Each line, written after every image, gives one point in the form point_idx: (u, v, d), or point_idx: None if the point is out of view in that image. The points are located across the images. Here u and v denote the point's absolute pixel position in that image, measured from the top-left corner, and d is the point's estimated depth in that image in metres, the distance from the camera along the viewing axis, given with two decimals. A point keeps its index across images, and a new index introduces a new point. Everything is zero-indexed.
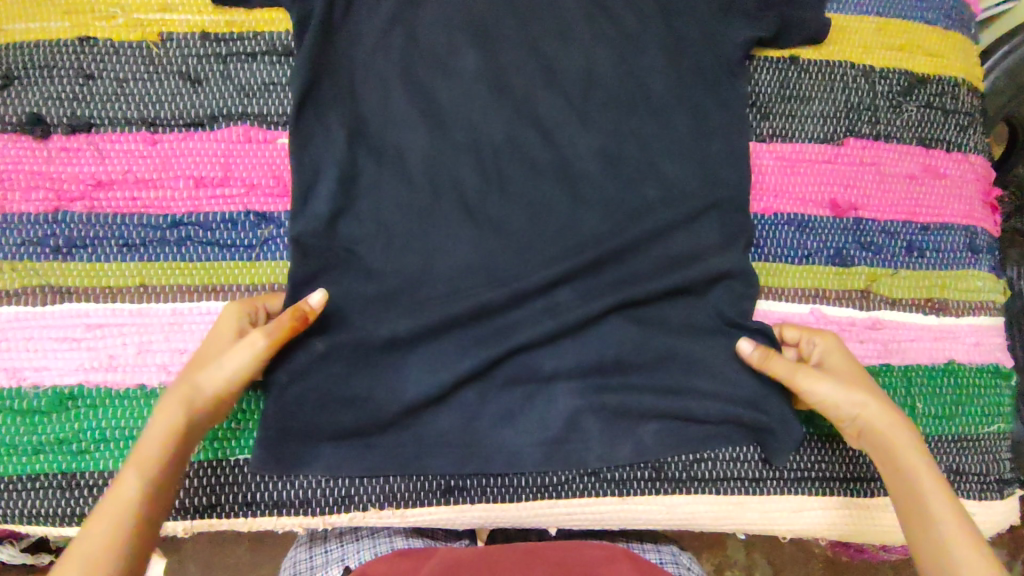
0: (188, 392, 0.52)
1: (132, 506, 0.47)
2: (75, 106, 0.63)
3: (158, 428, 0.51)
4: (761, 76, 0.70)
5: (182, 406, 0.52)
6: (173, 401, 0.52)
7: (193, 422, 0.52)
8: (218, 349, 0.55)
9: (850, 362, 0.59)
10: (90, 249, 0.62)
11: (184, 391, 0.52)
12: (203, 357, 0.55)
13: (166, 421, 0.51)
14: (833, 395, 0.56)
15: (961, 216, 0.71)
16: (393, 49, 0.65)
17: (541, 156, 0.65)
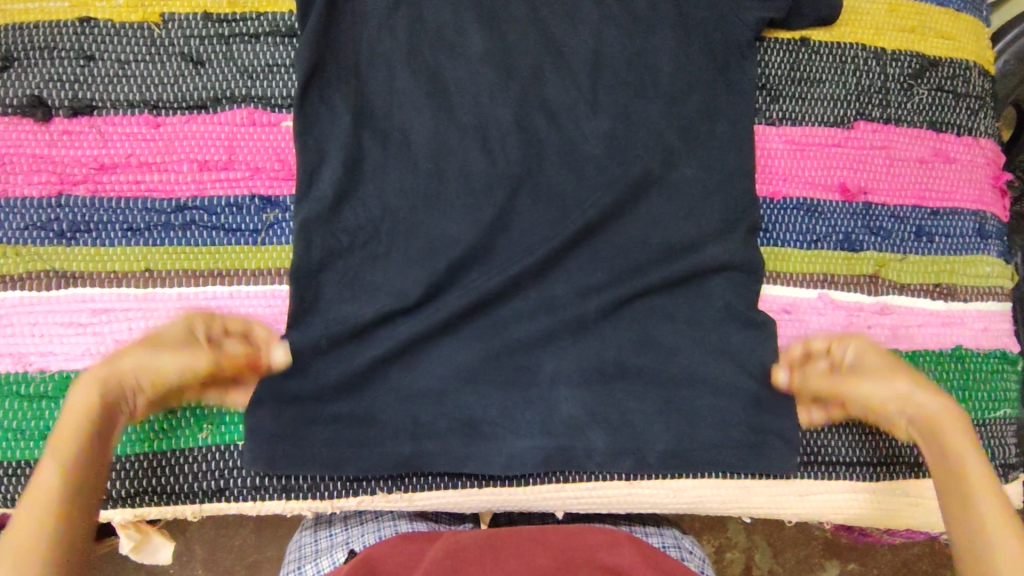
0: (103, 381, 0.52)
1: (45, 497, 0.47)
2: (76, 88, 0.62)
3: (68, 420, 0.51)
4: (772, 58, 0.69)
5: (94, 392, 0.52)
6: (87, 391, 0.52)
7: (114, 405, 0.52)
8: (139, 340, 0.55)
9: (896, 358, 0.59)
10: (95, 233, 0.61)
11: (100, 378, 0.52)
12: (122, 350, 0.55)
13: (81, 406, 0.51)
14: (873, 394, 0.57)
15: (971, 201, 0.71)
16: (398, 30, 0.64)
17: (548, 139, 0.64)
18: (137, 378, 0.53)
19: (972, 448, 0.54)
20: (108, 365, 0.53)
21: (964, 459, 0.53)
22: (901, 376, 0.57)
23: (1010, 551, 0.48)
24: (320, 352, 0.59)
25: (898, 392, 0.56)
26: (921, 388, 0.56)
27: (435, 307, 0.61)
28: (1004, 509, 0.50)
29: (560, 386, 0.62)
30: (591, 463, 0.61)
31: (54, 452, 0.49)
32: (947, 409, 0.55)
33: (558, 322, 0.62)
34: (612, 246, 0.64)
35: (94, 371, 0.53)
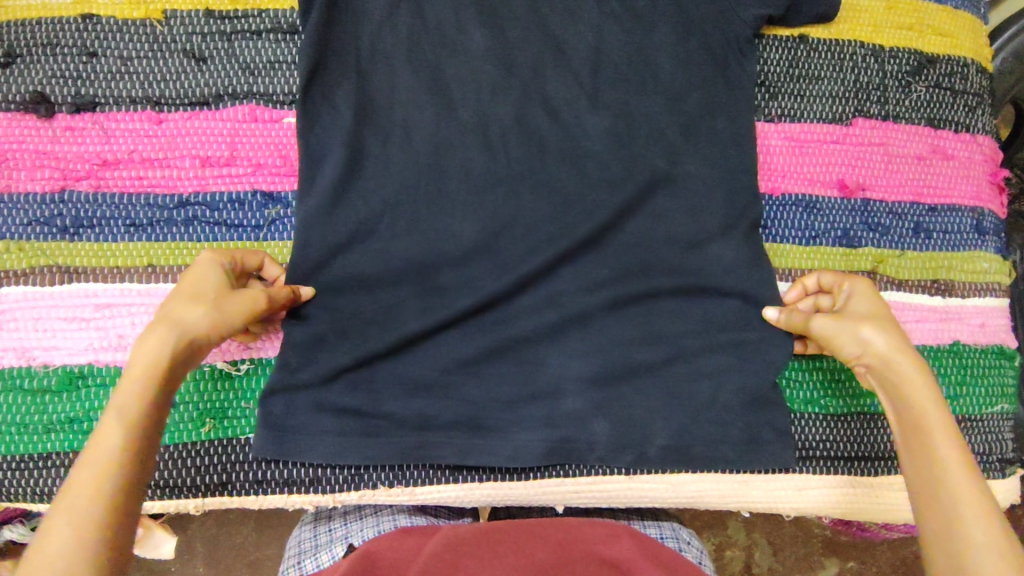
0: (167, 329, 0.49)
1: (114, 461, 0.43)
2: (79, 85, 0.62)
3: (136, 371, 0.46)
4: (771, 55, 0.70)
5: (164, 344, 0.48)
6: (152, 342, 0.48)
7: (179, 359, 0.49)
8: (194, 284, 0.51)
9: (877, 303, 0.57)
10: (98, 228, 0.62)
11: (168, 327, 0.49)
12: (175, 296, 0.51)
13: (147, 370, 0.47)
14: (836, 335, 0.56)
15: (969, 198, 0.71)
16: (400, 27, 0.64)
17: (548, 136, 0.64)
18: (203, 330, 0.50)
19: (937, 400, 0.51)
20: (172, 312, 0.49)
21: (923, 410, 0.50)
22: (866, 320, 0.55)
23: (970, 505, 0.45)
24: (322, 346, 0.60)
25: (863, 338, 0.54)
26: (885, 335, 0.54)
27: (437, 302, 0.61)
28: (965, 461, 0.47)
29: (560, 380, 0.62)
30: (592, 457, 0.61)
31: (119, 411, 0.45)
32: (910, 358, 0.53)
33: (559, 317, 0.62)
34: (613, 242, 0.64)
35: (159, 321, 0.49)
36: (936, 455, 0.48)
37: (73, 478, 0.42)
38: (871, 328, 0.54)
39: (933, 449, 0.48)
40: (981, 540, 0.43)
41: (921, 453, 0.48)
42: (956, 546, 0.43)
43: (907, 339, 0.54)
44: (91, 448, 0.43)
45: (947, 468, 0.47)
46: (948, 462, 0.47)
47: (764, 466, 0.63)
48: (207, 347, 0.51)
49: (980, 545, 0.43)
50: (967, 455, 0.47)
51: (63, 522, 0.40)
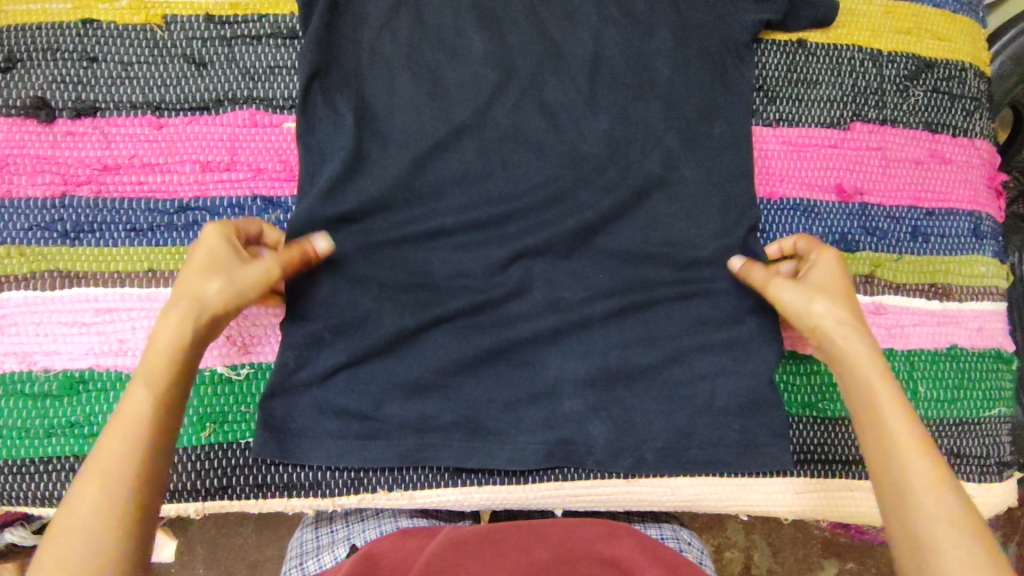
0: (190, 305, 0.49)
1: (141, 432, 0.44)
2: (80, 90, 0.63)
3: (162, 345, 0.48)
4: (769, 59, 0.70)
5: (183, 317, 0.49)
6: (174, 317, 0.49)
7: (201, 330, 0.50)
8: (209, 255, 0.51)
9: (835, 274, 0.57)
10: (98, 233, 0.62)
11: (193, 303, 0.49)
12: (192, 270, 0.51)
13: (173, 338, 0.48)
14: (793, 301, 0.56)
15: (967, 201, 0.71)
16: (400, 32, 0.65)
17: (547, 140, 0.65)
18: (219, 304, 0.50)
19: (886, 374, 0.51)
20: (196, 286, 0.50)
21: (872, 385, 0.50)
22: (823, 293, 0.55)
23: (921, 481, 0.45)
24: (322, 348, 0.60)
25: (817, 312, 0.54)
26: (835, 307, 0.54)
27: (438, 306, 0.62)
28: (918, 436, 0.47)
29: (559, 384, 0.62)
30: (590, 460, 0.61)
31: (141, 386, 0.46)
32: (858, 332, 0.53)
33: (559, 321, 0.62)
34: (612, 247, 0.64)
35: (183, 294, 0.50)
36: (886, 428, 0.48)
37: (102, 446, 0.43)
38: (824, 300, 0.54)
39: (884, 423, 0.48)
40: (932, 517, 0.43)
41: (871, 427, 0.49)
42: (912, 521, 0.44)
43: (857, 311, 0.55)
44: (118, 416, 0.44)
45: (897, 441, 0.47)
46: (900, 436, 0.47)
47: (763, 470, 0.63)
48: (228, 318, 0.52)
49: (932, 522, 0.43)
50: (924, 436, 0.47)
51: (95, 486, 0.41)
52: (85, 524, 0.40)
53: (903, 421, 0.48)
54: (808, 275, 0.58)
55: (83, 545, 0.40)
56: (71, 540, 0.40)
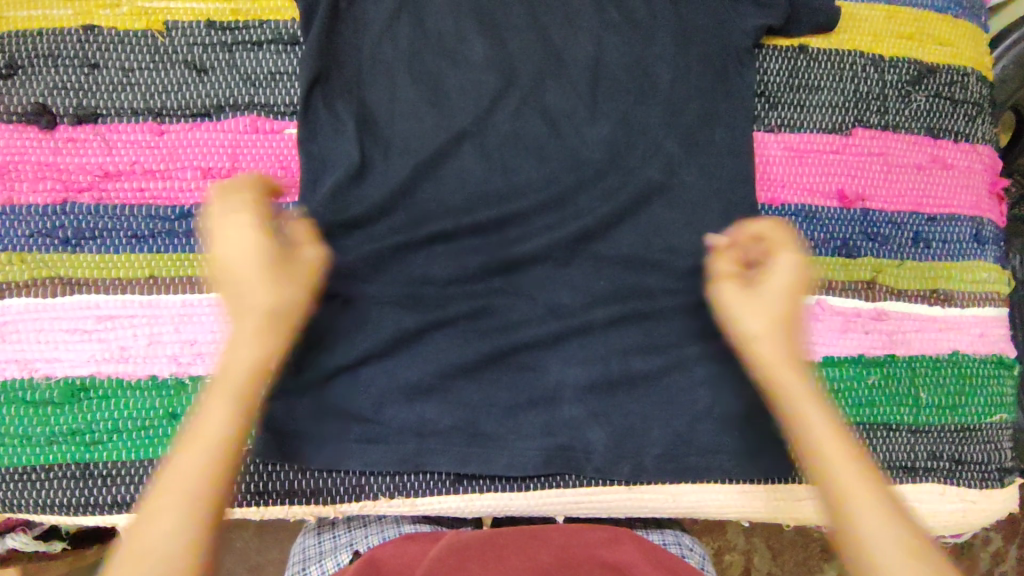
0: (264, 313, 0.51)
1: (216, 456, 0.46)
2: (80, 97, 0.63)
3: (244, 365, 0.50)
4: (770, 64, 0.70)
5: (265, 338, 0.51)
6: (253, 334, 0.51)
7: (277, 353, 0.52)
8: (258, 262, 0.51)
9: (784, 279, 0.53)
10: (100, 240, 0.62)
11: (268, 322, 0.51)
12: (243, 280, 0.51)
13: (252, 363, 0.50)
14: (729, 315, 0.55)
15: (968, 207, 0.71)
16: (401, 38, 0.65)
17: (548, 146, 0.65)
18: (296, 300, 0.53)
19: (819, 399, 0.50)
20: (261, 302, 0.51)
21: (805, 410, 0.49)
22: (747, 313, 0.53)
23: (872, 513, 0.45)
24: (322, 354, 0.60)
25: (750, 329, 0.53)
26: (761, 317, 0.52)
27: (438, 312, 0.62)
28: (860, 460, 0.47)
29: (560, 390, 0.62)
30: (590, 467, 0.62)
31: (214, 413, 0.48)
32: (785, 343, 0.52)
33: (559, 326, 0.62)
34: (613, 252, 0.64)
35: (253, 304, 0.51)
36: (824, 458, 0.47)
37: (175, 464, 0.45)
38: (750, 318, 0.53)
39: (825, 454, 0.47)
40: (875, 544, 0.44)
41: (813, 459, 0.48)
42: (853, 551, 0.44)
43: (795, 317, 0.53)
44: (198, 435, 0.47)
45: (841, 472, 0.46)
46: (835, 461, 0.47)
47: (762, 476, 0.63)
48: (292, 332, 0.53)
49: (876, 551, 0.43)
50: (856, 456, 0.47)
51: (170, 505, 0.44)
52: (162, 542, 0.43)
53: (836, 445, 0.48)
54: (752, 278, 0.55)
55: (154, 562, 0.42)
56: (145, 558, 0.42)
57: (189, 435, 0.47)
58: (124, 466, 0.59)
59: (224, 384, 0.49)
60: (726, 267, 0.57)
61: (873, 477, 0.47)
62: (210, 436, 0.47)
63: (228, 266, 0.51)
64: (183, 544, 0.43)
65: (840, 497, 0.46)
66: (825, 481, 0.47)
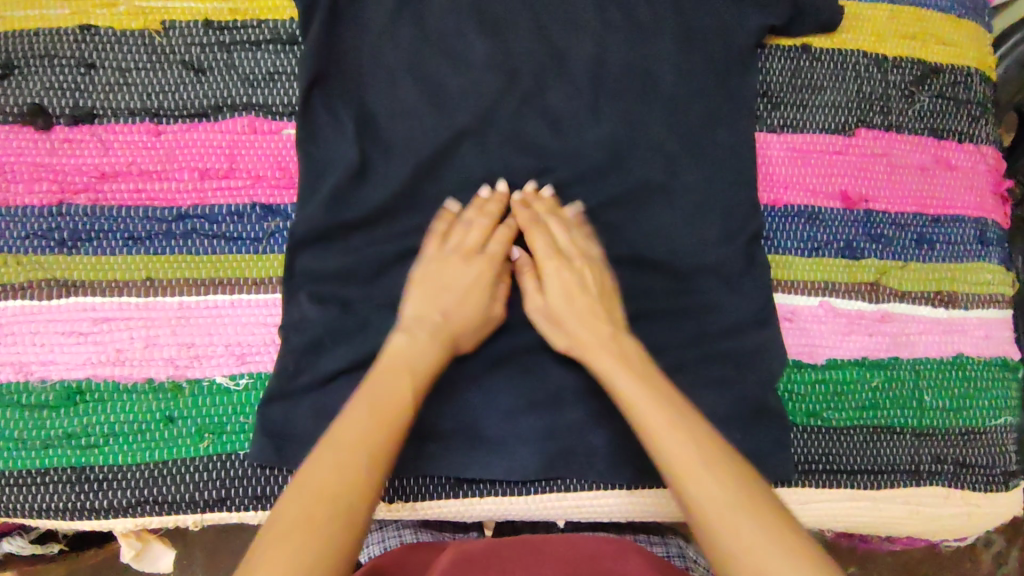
0: (435, 327, 0.56)
1: (383, 441, 0.48)
2: (77, 97, 0.62)
3: (406, 360, 0.54)
4: (773, 65, 0.69)
5: (440, 344, 0.56)
6: (422, 341, 0.55)
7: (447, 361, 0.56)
8: (481, 277, 0.60)
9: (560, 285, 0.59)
10: (96, 242, 0.61)
11: (431, 329, 0.56)
12: (457, 293, 0.58)
13: (424, 361, 0.54)
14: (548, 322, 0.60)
15: (972, 208, 0.71)
16: (400, 37, 0.64)
17: (549, 147, 0.64)
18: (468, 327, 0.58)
19: (663, 400, 0.50)
20: (446, 310, 0.57)
21: (636, 408, 0.51)
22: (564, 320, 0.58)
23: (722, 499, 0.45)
24: (320, 356, 0.59)
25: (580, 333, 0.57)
26: (566, 341, 0.58)
27: None
28: (702, 453, 0.47)
29: (562, 394, 0.61)
30: (591, 471, 0.61)
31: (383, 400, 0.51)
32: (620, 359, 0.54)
33: None
34: (615, 254, 0.63)
35: (456, 316, 0.57)
36: (663, 454, 0.48)
37: (333, 442, 0.48)
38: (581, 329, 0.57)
39: (666, 450, 0.48)
40: (731, 533, 0.44)
41: (667, 470, 0.48)
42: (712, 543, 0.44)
43: (591, 316, 0.57)
44: (379, 419, 0.49)
45: (685, 465, 0.47)
46: (677, 456, 0.47)
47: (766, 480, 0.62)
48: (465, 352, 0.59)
49: (732, 541, 0.43)
50: (687, 452, 0.47)
51: (334, 479, 0.46)
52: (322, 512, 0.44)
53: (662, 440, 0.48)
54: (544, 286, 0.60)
55: (319, 532, 0.43)
56: (310, 526, 0.44)
57: (360, 408, 0.50)
58: (120, 470, 0.59)
59: (402, 373, 0.53)
60: (529, 282, 0.61)
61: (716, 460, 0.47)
62: (382, 416, 0.50)
63: (428, 283, 0.59)
64: (343, 520, 0.45)
65: (687, 491, 0.46)
66: (673, 477, 0.47)
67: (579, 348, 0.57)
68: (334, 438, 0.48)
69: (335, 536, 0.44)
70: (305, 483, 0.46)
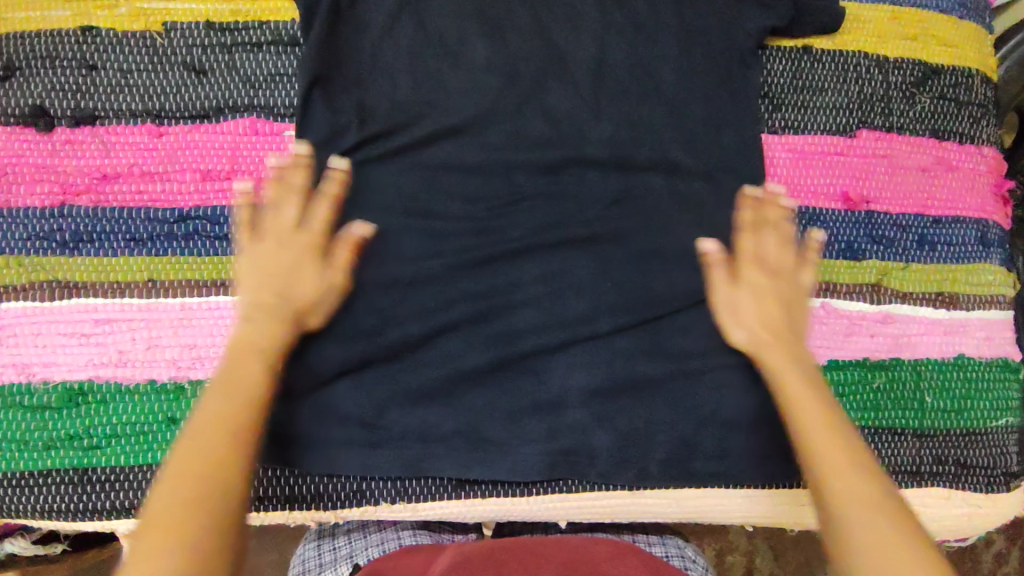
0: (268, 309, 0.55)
1: (225, 435, 0.48)
2: (78, 98, 0.62)
3: (239, 346, 0.53)
4: (774, 66, 0.69)
5: (265, 323, 0.54)
6: (261, 327, 0.54)
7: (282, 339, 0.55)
8: (309, 252, 0.57)
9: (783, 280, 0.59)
10: (98, 243, 0.61)
11: (272, 311, 0.55)
12: (291, 273, 0.56)
13: (255, 342, 0.54)
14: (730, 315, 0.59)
15: (973, 209, 0.71)
16: (402, 39, 0.64)
17: (551, 148, 0.64)
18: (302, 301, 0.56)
19: (823, 400, 0.52)
20: (285, 291, 0.55)
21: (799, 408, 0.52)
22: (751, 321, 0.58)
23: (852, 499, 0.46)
24: (322, 357, 0.59)
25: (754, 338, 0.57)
26: (748, 330, 0.58)
27: (440, 316, 0.61)
28: (853, 460, 0.48)
29: (563, 395, 0.61)
30: (593, 472, 0.61)
31: (237, 384, 0.51)
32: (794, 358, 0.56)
33: (563, 330, 0.62)
34: (617, 255, 0.63)
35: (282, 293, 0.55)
36: (812, 448, 0.49)
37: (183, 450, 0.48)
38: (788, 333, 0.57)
39: (814, 440, 0.50)
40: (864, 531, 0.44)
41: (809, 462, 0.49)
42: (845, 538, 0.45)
43: (796, 330, 0.58)
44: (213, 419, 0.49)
45: (832, 463, 0.48)
46: (832, 454, 0.49)
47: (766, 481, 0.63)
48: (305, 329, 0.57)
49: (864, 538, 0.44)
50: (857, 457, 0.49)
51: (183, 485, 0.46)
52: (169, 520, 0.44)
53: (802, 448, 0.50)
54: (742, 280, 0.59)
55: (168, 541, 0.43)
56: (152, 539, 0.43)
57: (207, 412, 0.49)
58: (122, 472, 0.59)
59: (249, 358, 0.53)
60: (720, 275, 0.60)
61: (858, 467, 0.48)
62: (234, 397, 0.50)
63: (264, 264, 0.56)
64: (195, 520, 0.44)
65: (822, 477, 0.48)
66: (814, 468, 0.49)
67: (755, 347, 0.57)
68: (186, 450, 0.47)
69: (191, 539, 0.43)
70: (163, 489, 0.46)
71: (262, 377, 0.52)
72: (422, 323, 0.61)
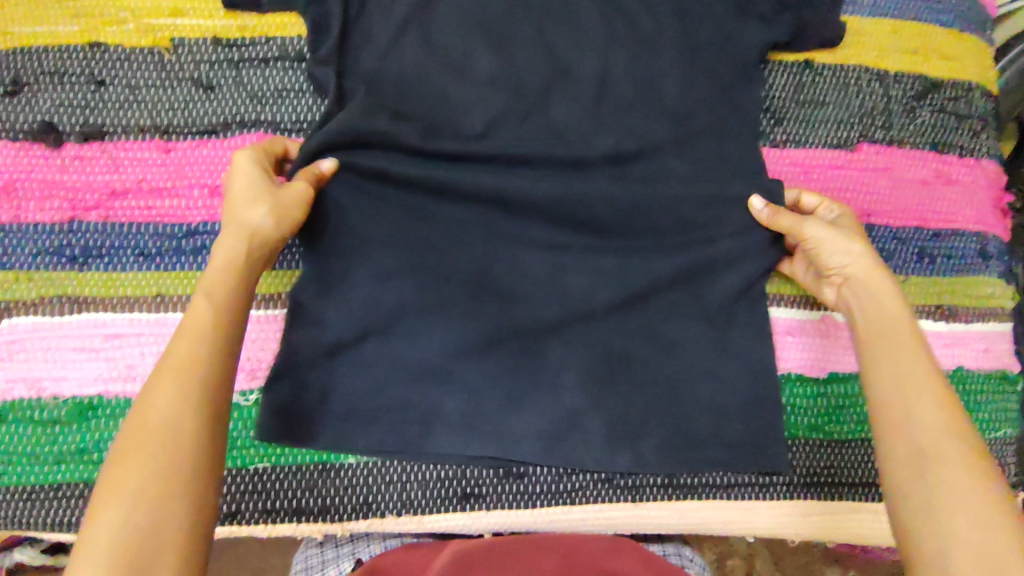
0: (240, 232, 0.51)
1: (184, 417, 0.43)
2: (87, 114, 0.63)
3: (217, 268, 0.50)
4: (775, 80, 0.70)
5: (234, 242, 0.51)
6: (229, 246, 0.51)
7: (254, 257, 0.52)
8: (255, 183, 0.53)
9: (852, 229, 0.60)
10: (107, 258, 0.62)
11: (235, 231, 0.51)
12: (239, 199, 0.53)
13: (225, 264, 0.50)
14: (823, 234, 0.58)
15: (973, 222, 0.71)
16: (407, 53, 0.64)
17: (554, 161, 0.64)
18: (269, 227, 0.53)
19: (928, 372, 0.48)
20: (233, 218, 0.52)
21: (911, 371, 0.49)
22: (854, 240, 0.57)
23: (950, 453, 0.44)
24: (327, 370, 0.60)
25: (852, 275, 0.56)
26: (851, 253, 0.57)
27: (444, 331, 0.61)
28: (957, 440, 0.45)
29: (567, 411, 0.61)
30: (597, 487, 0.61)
31: (190, 330, 0.46)
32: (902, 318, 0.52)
33: (566, 344, 0.62)
34: (620, 268, 0.63)
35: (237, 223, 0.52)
36: (918, 418, 0.47)
37: (151, 418, 0.42)
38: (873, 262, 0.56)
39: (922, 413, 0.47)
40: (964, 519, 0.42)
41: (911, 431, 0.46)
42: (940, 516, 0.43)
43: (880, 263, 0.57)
44: (161, 393, 0.43)
45: (945, 449, 0.45)
46: (934, 427, 0.46)
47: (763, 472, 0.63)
48: (277, 245, 0.54)
49: (969, 529, 0.41)
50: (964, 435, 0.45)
51: (139, 473, 0.40)
52: (123, 522, 0.39)
53: (933, 425, 0.46)
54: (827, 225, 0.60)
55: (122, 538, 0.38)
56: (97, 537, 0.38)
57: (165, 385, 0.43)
58: None
59: (208, 287, 0.48)
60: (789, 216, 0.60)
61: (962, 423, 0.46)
62: (191, 350, 0.45)
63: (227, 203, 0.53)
64: (148, 517, 0.39)
65: (931, 454, 0.45)
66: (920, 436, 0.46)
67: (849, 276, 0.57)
68: (142, 423, 0.42)
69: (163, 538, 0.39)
70: (119, 471, 0.41)
71: (216, 323, 0.47)
72: (427, 337, 0.61)
